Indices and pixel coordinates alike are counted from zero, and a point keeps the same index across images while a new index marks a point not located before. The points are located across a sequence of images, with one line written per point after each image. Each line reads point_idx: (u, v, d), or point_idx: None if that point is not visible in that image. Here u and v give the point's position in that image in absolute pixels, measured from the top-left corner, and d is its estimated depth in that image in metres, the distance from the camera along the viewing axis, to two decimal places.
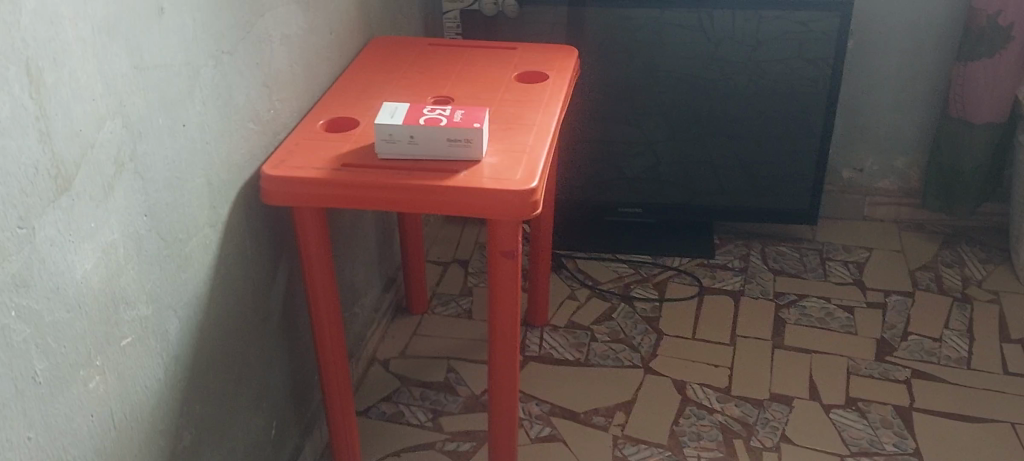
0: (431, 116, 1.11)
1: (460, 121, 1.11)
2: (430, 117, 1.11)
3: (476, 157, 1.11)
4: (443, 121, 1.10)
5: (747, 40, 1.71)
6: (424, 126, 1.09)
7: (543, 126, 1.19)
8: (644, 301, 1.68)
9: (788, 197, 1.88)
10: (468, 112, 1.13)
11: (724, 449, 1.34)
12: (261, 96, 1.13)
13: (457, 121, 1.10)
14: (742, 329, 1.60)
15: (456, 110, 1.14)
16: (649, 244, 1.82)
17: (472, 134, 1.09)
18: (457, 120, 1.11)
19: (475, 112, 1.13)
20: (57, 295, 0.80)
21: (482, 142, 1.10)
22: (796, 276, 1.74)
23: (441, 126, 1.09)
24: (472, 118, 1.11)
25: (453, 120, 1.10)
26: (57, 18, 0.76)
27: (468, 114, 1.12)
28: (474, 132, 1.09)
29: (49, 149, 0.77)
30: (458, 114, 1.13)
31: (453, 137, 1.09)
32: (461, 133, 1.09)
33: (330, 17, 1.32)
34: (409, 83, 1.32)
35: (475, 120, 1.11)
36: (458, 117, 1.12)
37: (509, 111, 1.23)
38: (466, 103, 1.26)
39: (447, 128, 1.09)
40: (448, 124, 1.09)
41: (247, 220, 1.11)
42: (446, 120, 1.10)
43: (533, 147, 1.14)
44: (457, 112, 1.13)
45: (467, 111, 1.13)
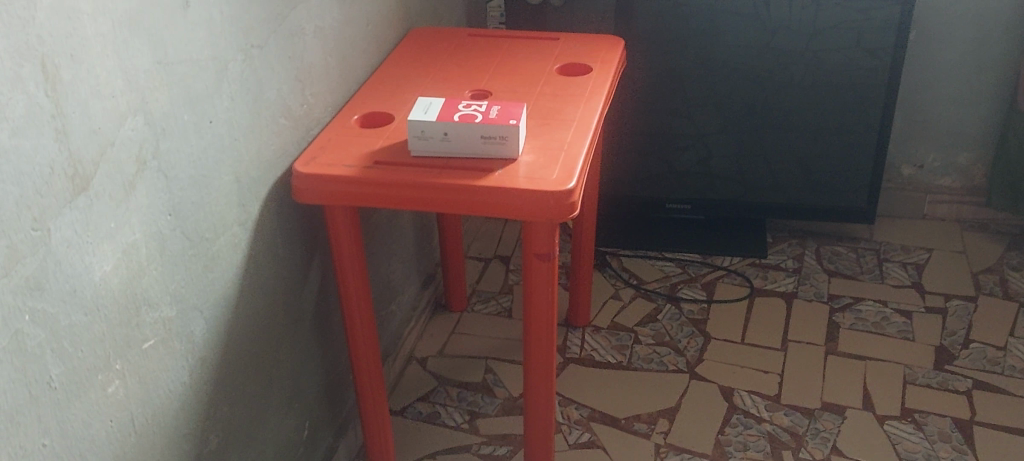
0: (466, 113, 1.07)
1: (496, 117, 1.06)
2: (464, 114, 1.07)
3: (512, 156, 1.06)
4: (478, 118, 1.06)
5: (805, 30, 1.64)
6: (459, 123, 1.05)
7: (584, 122, 1.14)
8: (691, 302, 1.63)
9: (844, 195, 1.81)
10: (504, 108, 1.09)
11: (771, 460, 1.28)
12: (293, 91, 1.10)
13: (492, 118, 1.06)
14: (793, 334, 1.54)
15: (493, 106, 1.10)
16: (697, 243, 1.76)
17: (508, 131, 1.05)
18: (493, 117, 1.06)
19: (513, 108, 1.09)
20: (74, 299, 0.76)
21: (519, 139, 1.05)
22: (851, 278, 1.67)
23: (475, 123, 1.04)
24: (509, 115, 1.07)
25: (489, 117, 1.06)
26: (75, 13, 0.73)
27: (505, 110, 1.08)
28: (509, 130, 1.04)
29: (66, 149, 0.74)
30: (495, 110, 1.08)
31: (488, 135, 1.05)
32: (497, 130, 1.05)
33: (367, 8, 1.28)
34: (447, 77, 1.28)
35: (511, 117, 1.06)
36: (495, 113, 1.07)
37: (549, 106, 1.18)
38: (504, 97, 1.21)
39: (481, 126, 1.05)
40: (483, 121, 1.05)
41: (277, 218, 1.08)
42: (481, 117, 1.06)
43: (572, 145, 1.09)
44: (494, 108, 1.09)
45: (504, 107, 1.09)
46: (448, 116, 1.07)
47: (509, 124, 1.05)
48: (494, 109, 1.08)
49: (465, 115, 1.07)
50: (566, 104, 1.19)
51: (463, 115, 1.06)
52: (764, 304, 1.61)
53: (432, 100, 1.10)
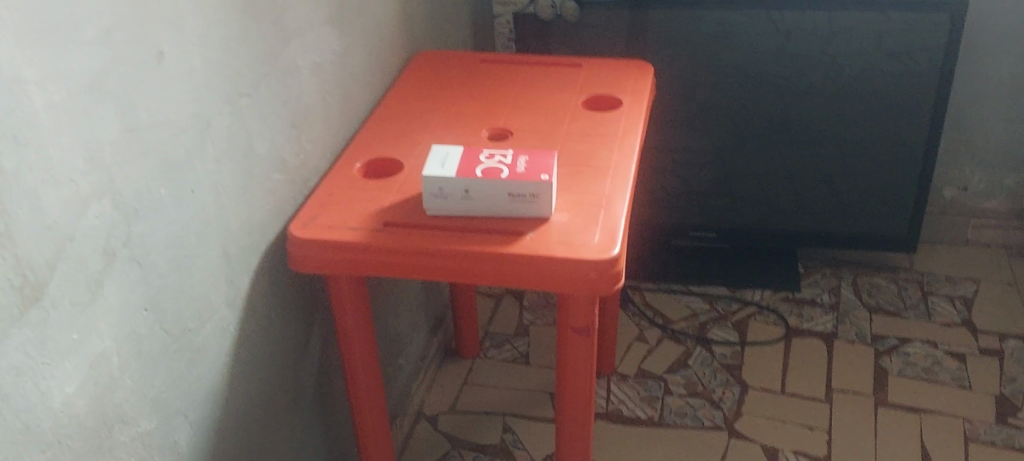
0: (490, 165, 0.92)
1: (524, 171, 0.92)
2: (488, 167, 0.92)
3: (543, 215, 0.91)
4: (504, 172, 0.91)
5: (842, 46, 1.49)
6: (482, 180, 0.90)
7: (621, 170, 1.00)
8: (722, 345, 1.48)
9: (882, 220, 1.67)
10: (532, 158, 0.94)
11: None
12: (287, 140, 0.96)
13: (520, 172, 0.91)
14: (838, 382, 1.41)
15: (520, 155, 0.95)
16: (725, 276, 1.62)
17: (539, 189, 0.90)
18: (521, 170, 0.92)
19: (543, 158, 0.94)
20: (28, 436, 0.62)
21: (551, 197, 0.90)
22: (894, 315, 1.54)
23: (501, 179, 0.90)
24: (539, 167, 0.92)
25: (516, 170, 0.91)
26: (19, 84, 0.58)
27: (534, 161, 0.93)
28: (540, 187, 0.90)
29: (11, 254, 0.59)
30: (522, 161, 0.93)
31: (516, 193, 0.90)
32: (526, 188, 0.90)
33: (368, 34, 1.13)
34: (459, 113, 1.13)
35: (543, 171, 0.91)
36: (524, 165, 0.93)
37: (579, 149, 1.04)
38: (527, 139, 1.06)
39: (508, 182, 0.90)
40: (510, 176, 0.90)
41: (273, 289, 0.94)
42: (507, 171, 0.91)
43: (611, 201, 0.94)
44: (521, 158, 0.94)
45: (532, 157, 0.94)
46: (469, 169, 0.92)
47: (540, 180, 0.90)
48: (521, 160, 0.94)
49: (489, 168, 0.92)
50: (598, 146, 1.04)
51: (486, 169, 0.92)
52: (803, 347, 1.48)
53: (449, 149, 0.96)
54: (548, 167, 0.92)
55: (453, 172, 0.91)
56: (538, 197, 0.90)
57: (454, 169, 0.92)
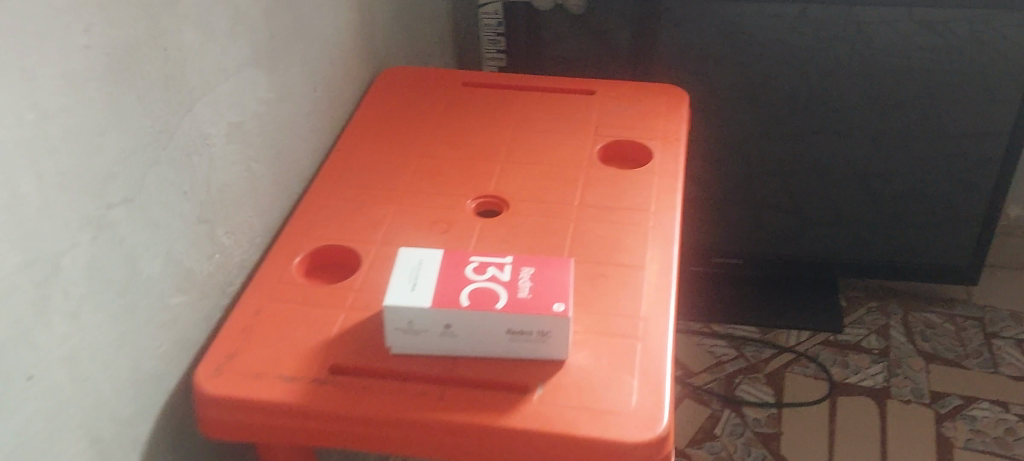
0: (481, 286, 0.66)
1: (528, 295, 0.65)
2: (478, 290, 0.65)
3: (554, 358, 0.65)
4: (501, 300, 0.65)
5: (901, 47, 1.22)
6: (470, 312, 0.64)
7: (660, 273, 0.73)
8: (755, 407, 1.25)
9: (937, 247, 1.41)
10: (539, 269, 0.68)
11: None
12: (194, 243, 0.69)
13: (524, 298, 0.65)
14: (895, 459, 1.17)
15: (524, 265, 0.68)
16: (755, 312, 1.38)
17: (550, 324, 0.64)
18: (525, 294, 0.65)
19: (555, 271, 0.68)
20: None
21: (568, 336, 0.64)
22: (954, 364, 1.30)
23: (498, 312, 0.64)
24: (549, 289, 0.66)
25: (518, 295, 0.65)
26: None
27: (543, 277, 0.67)
28: (553, 322, 0.64)
29: None
30: (526, 276, 0.67)
31: (517, 329, 0.64)
32: (531, 323, 0.64)
33: (313, 66, 0.86)
34: (435, 173, 0.86)
35: (555, 296, 0.65)
36: (528, 284, 0.66)
37: (596, 237, 0.77)
38: (526, 220, 0.80)
39: (506, 315, 0.64)
40: (509, 307, 0.64)
41: (178, 451, 0.68)
42: (506, 297, 0.65)
43: (648, 329, 0.68)
44: (525, 269, 0.68)
45: (539, 271, 0.67)
46: (450, 293, 0.65)
47: (552, 311, 0.64)
48: (524, 273, 0.67)
49: (479, 291, 0.66)
50: (623, 229, 0.78)
51: (475, 293, 0.65)
52: (849, 411, 1.24)
53: (423, 254, 0.69)
54: (564, 287, 0.66)
55: (428, 300, 0.64)
56: (548, 336, 0.64)
57: (431, 293, 0.65)
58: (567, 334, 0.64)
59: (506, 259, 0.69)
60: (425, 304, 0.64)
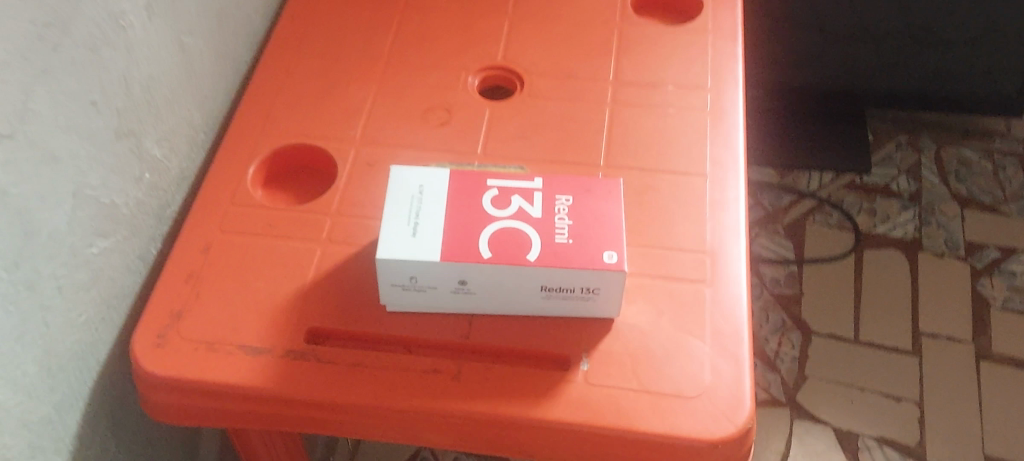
0: (506, 227, 0.50)
1: (570, 240, 0.49)
2: (501, 233, 0.49)
3: (598, 316, 0.51)
4: (534, 248, 0.49)
5: None
6: (494, 266, 0.48)
7: (725, 181, 0.57)
8: (773, 265, 1.14)
9: (990, 97, 1.20)
10: (579, 200, 0.51)
11: None
12: (112, 167, 0.51)
13: (564, 245, 0.49)
14: (927, 324, 1.09)
15: (559, 193, 0.51)
16: (772, 152, 1.24)
17: (598, 281, 0.49)
18: (565, 240, 0.49)
19: (601, 202, 0.51)
20: None
21: (622, 293, 0.49)
22: (991, 209, 1.19)
23: (530, 267, 0.48)
24: (597, 230, 0.50)
25: (555, 242, 0.49)
26: None
27: (587, 211, 0.50)
28: (603, 278, 0.48)
29: None
30: (564, 211, 0.50)
31: (554, 286, 0.49)
32: (574, 279, 0.49)
33: None
34: (425, 36, 0.67)
35: (604, 242, 0.49)
36: (568, 223, 0.50)
37: (638, 131, 0.60)
38: (546, 105, 0.62)
39: (541, 270, 0.48)
40: (545, 259, 0.48)
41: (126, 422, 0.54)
42: (540, 245, 0.49)
43: (714, 269, 0.53)
44: (561, 199, 0.51)
45: (581, 201, 0.51)
46: (465, 240, 0.49)
47: (602, 265, 0.48)
48: (561, 205, 0.51)
49: (504, 235, 0.49)
50: (671, 119, 0.61)
51: (499, 238, 0.49)
52: (876, 269, 1.14)
53: (423, 177, 0.52)
54: (617, 228, 0.50)
55: (436, 251, 0.48)
56: (594, 293, 0.49)
57: (440, 239, 0.49)
58: (620, 292, 0.49)
59: (534, 182, 0.52)
60: (433, 258, 0.48)
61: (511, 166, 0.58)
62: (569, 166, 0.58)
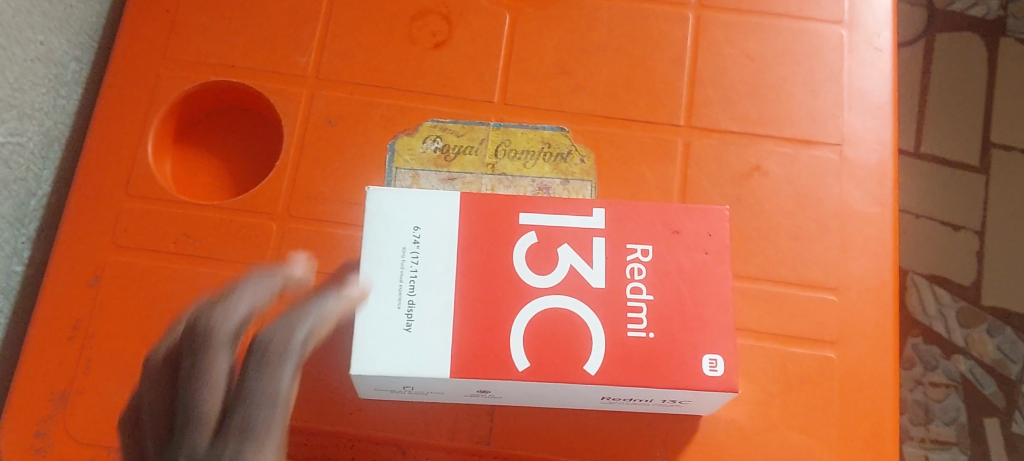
0: (550, 309, 0.32)
1: (650, 334, 0.32)
2: (543, 321, 0.32)
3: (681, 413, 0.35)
4: (596, 351, 0.31)
5: None
6: (535, 381, 0.31)
7: (862, 166, 0.39)
8: None
9: None
10: (662, 255, 0.33)
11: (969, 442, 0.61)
12: None
13: (640, 342, 0.32)
14: (997, 130, 0.68)
15: (629, 240, 0.33)
16: None
17: (688, 394, 0.32)
18: (641, 332, 0.32)
19: (696, 256, 0.33)
20: None
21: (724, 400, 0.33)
22: None
23: (590, 384, 0.31)
24: (691, 310, 0.32)
25: (627, 337, 0.32)
26: None
27: (675, 278, 0.32)
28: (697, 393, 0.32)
29: None
30: (638, 278, 0.32)
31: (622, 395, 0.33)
32: (654, 392, 0.32)
33: None
34: None
35: (700, 336, 0.32)
36: (646, 298, 0.32)
37: (738, 65, 0.40)
38: (598, 8, 0.41)
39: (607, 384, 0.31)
40: (612, 372, 0.31)
41: None
42: (604, 344, 0.31)
43: (846, 322, 0.37)
44: (633, 251, 0.33)
45: (665, 255, 0.33)
46: (487, 335, 0.31)
47: (698, 380, 0.31)
48: (632, 268, 0.33)
49: (549, 324, 0.32)
50: (791, 41, 0.41)
51: (539, 332, 0.31)
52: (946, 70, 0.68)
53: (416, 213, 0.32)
54: (722, 311, 0.32)
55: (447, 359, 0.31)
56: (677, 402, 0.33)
57: (450, 335, 0.31)
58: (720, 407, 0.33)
59: (591, 218, 0.33)
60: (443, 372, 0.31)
61: (545, 127, 0.39)
62: (633, 135, 0.39)
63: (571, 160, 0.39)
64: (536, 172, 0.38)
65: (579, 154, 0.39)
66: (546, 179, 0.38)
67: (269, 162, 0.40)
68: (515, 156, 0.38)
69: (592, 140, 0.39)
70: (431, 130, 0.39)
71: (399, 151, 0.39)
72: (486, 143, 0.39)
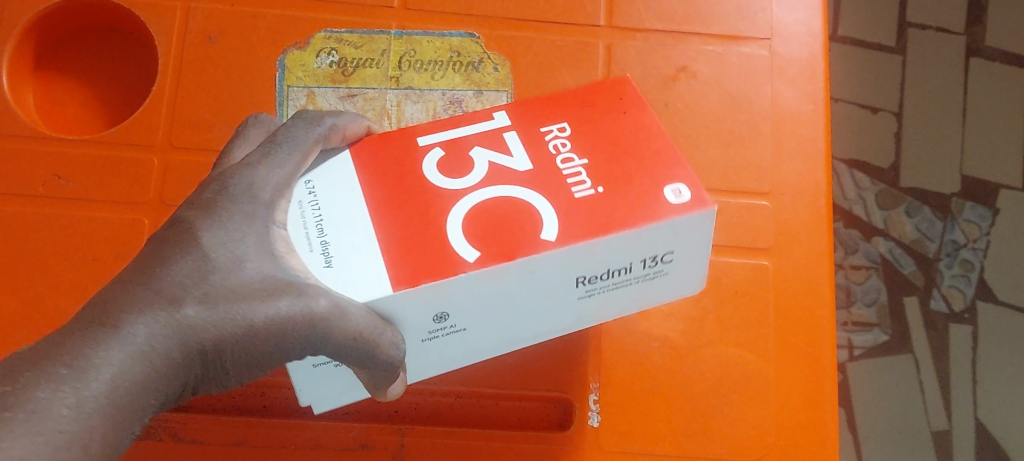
0: (481, 202, 0.24)
1: (598, 188, 0.24)
2: (477, 214, 0.24)
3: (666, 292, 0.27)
4: (546, 216, 0.24)
5: None
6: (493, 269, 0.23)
7: (792, 61, 0.37)
8: None
9: None
10: (585, 127, 0.26)
11: (893, 324, 0.59)
12: None
13: (592, 197, 0.24)
14: (913, 8, 0.64)
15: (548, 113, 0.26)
16: None
17: (673, 224, 0.24)
18: (588, 190, 0.24)
19: (619, 119, 0.26)
20: None
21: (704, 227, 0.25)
22: None
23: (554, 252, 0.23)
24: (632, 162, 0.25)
25: (573, 197, 0.24)
26: None
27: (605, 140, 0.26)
28: (675, 227, 0.24)
29: None
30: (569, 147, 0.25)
31: (597, 274, 0.25)
32: (633, 250, 0.24)
33: None
34: None
35: (652, 173, 0.25)
36: (580, 164, 0.25)
37: None
38: None
39: (571, 254, 0.24)
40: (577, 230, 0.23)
41: None
42: (548, 205, 0.24)
43: (780, 229, 0.35)
44: (549, 133, 0.26)
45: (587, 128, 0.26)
46: (409, 234, 0.24)
47: (662, 210, 0.24)
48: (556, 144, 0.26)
49: (481, 212, 0.24)
50: None
51: (470, 221, 0.24)
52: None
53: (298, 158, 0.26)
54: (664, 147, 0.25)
55: (378, 273, 0.23)
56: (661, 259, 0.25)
57: (372, 245, 0.23)
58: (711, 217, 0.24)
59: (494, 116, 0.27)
60: (369, 289, 0.22)
61: (453, 34, 0.36)
62: (551, 39, 0.36)
63: (484, 69, 0.35)
64: (445, 84, 0.35)
65: (491, 62, 0.35)
66: (456, 92, 0.34)
67: (149, 90, 0.36)
68: (421, 67, 0.35)
69: (503, 46, 0.36)
70: (325, 42, 0.35)
71: (290, 67, 0.35)
72: (387, 54, 0.35)
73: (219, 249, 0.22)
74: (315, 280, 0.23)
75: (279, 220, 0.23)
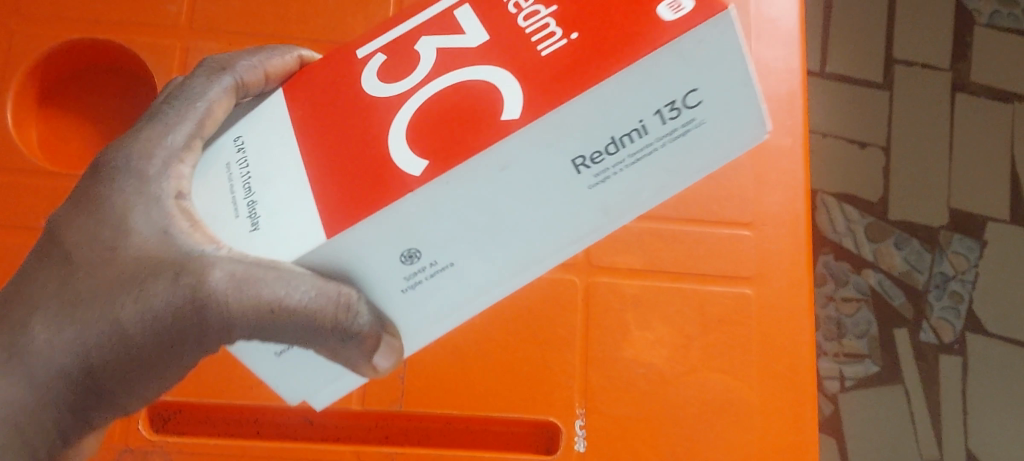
0: (446, 90, 0.20)
1: (572, 35, 0.20)
2: (428, 115, 0.20)
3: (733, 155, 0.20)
4: (508, 94, 0.19)
5: None
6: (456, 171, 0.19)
7: (773, 96, 0.38)
8: None
9: None
10: None
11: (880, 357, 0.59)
12: None
13: (560, 54, 0.20)
14: (898, 45, 0.66)
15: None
16: None
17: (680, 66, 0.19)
18: (558, 40, 0.20)
19: None
20: None
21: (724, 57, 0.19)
22: None
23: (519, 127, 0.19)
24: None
25: (539, 56, 0.20)
26: None
27: None
28: (687, 58, 0.19)
29: None
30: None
31: (597, 148, 0.19)
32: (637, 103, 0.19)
33: None
34: None
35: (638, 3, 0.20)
36: (548, 12, 0.20)
37: None
38: None
39: (546, 127, 0.19)
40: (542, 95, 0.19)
41: None
42: (513, 81, 0.20)
43: (761, 258, 0.36)
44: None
45: None
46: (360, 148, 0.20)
47: (657, 31, 0.19)
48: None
49: (448, 103, 0.20)
50: None
51: (429, 118, 0.20)
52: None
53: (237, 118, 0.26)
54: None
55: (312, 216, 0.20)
56: (685, 105, 0.19)
57: (310, 188, 0.20)
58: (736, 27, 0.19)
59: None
60: (291, 247, 0.20)
61: None
62: None
63: None
64: None
65: None
66: None
67: None
68: None
69: None
70: None
71: None
72: None
73: (104, 232, 0.24)
74: (223, 249, 0.22)
75: (160, 196, 0.24)
